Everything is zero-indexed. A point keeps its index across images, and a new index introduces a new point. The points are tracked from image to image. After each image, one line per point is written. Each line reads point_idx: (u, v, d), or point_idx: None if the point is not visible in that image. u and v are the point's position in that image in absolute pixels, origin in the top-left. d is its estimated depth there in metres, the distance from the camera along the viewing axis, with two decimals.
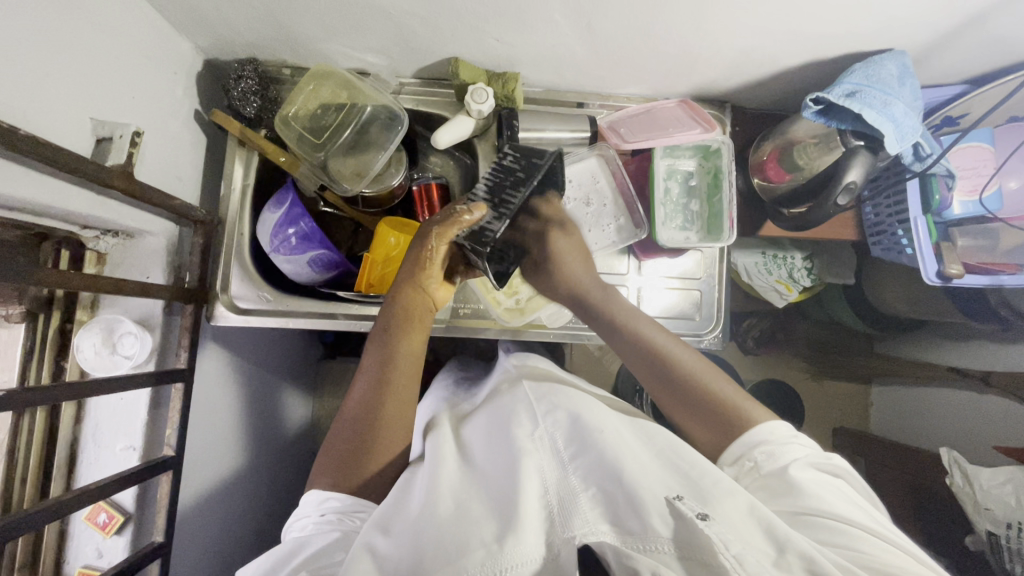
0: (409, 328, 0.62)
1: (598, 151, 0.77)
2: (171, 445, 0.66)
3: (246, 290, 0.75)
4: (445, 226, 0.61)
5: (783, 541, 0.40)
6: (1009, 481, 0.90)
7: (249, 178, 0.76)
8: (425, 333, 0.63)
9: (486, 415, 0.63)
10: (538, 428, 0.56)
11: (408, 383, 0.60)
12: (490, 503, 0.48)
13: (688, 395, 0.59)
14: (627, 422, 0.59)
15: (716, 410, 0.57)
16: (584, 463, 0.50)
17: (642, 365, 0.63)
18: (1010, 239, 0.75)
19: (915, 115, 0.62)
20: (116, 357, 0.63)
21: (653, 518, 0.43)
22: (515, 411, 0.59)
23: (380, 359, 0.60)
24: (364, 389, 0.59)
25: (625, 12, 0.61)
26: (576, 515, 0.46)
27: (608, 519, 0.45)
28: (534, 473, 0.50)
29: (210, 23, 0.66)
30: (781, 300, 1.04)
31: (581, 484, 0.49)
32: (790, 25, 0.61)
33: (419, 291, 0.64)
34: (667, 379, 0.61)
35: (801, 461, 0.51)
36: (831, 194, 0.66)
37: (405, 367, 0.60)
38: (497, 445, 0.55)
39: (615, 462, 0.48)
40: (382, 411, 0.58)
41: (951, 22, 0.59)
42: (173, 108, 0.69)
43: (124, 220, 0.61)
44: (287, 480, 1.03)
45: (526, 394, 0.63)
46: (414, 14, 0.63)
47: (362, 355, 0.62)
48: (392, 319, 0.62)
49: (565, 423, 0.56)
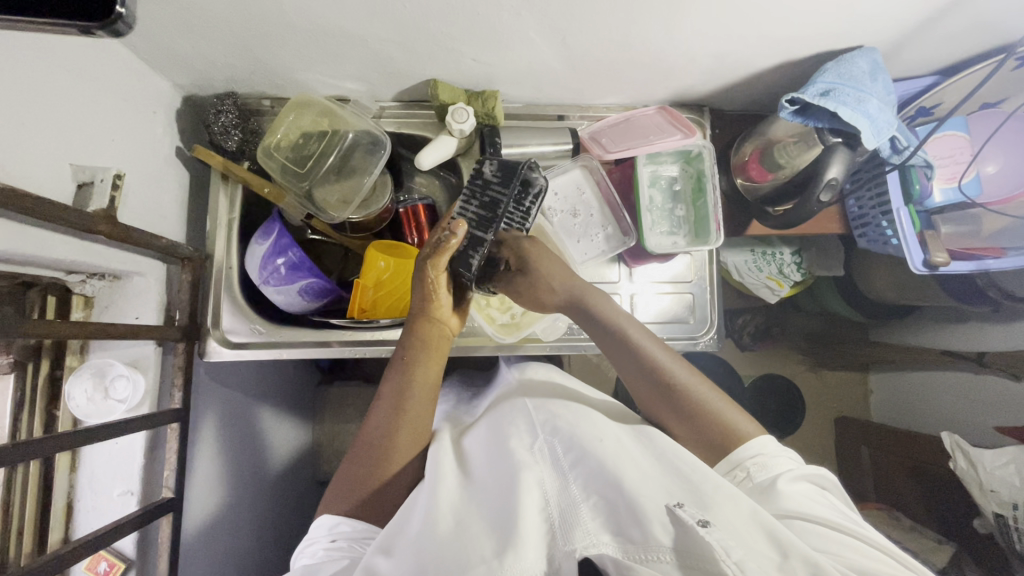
0: (427, 358, 0.63)
1: (581, 162, 0.77)
2: (170, 486, 0.65)
3: (238, 324, 0.74)
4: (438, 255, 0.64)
5: (786, 546, 0.40)
6: (1012, 461, 0.91)
7: (233, 212, 0.75)
8: (442, 362, 0.65)
9: (485, 428, 0.62)
10: (537, 441, 0.55)
11: (425, 409, 0.61)
12: (488, 518, 0.48)
13: (685, 410, 0.59)
14: (627, 428, 0.58)
15: (703, 417, 0.58)
16: (585, 471, 0.50)
17: (642, 380, 0.62)
18: (992, 223, 0.76)
19: (889, 109, 0.62)
20: (109, 402, 0.62)
21: (655, 527, 0.42)
22: (514, 423, 0.59)
23: (398, 388, 0.61)
24: (384, 410, 0.61)
25: (598, 25, 0.62)
26: (577, 527, 0.46)
27: (609, 529, 0.45)
28: (534, 485, 0.49)
29: (187, 61, 0.66)
30: (773, 296, 1.05)
31: (582, 494, 0.48)
32: (760, 28, 0.62)
33: (436, 321, 0.66)
34: (661, 389, 0.60)
35: (792, 473, 0.51)
36: (813, 191, 0.65)
37: (422, 394, 0.61)
38: (495, 459, 0.55)
39: (615, 471, 0.47)
40: (399, 430, 0.59)
41: (916, 18, 0.60)
42: (154, 147, 0.68)
43: (109, 264, 0.60)
44: (291, 510, 1.03)
45: (524, 406, 0.62)
46: (391, 40, 0.64)
47: (381, 383, 0.63)
48: (410, 350, 0.64)
49: (564, 433, 0.55)
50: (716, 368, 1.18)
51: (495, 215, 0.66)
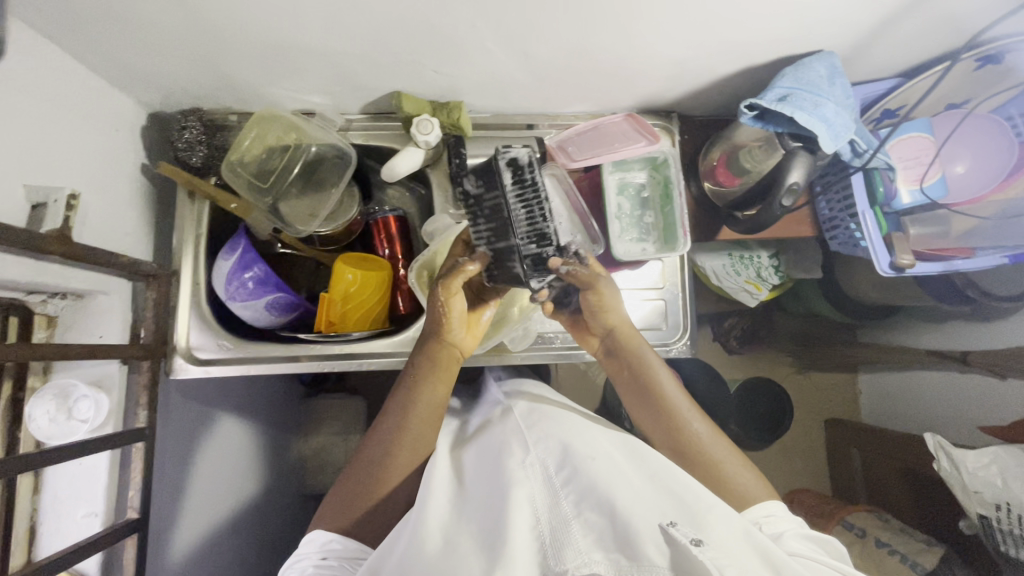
0: (435, 378, 0.65)
1: (549, 171, 0.75)
2: (135, 506, 0.64)
3: (205, 340, 0.74)
4: (448, 280, 0.62)
5: (779, 567, 0.41)
6: (993, 462, 0.90)
7: (201, 228, 0.75)
8: (449, 384, 0.66)
9: (478, 447, 0.61)
10: (530, 457, 0.55)
11: (427, 428, 0.63)
12: (478, 536, 0.47)
13: (696, 463, 0.60)
14: (618, 444, 0.59)
15: (713, 474, 0.59)
16: (578, 488, 0.49)
17: (660, 426, 0.64)
18: (960, 224, 0.77)
19: (846, 113, 0.62)
20: (71, 422, 0.61)
21: (647, 546, 0.42)
22: (508, 443, 0.58)
23: (403, 403, 0.63)
24: (388, 426, 0.63)
25: (556, 34, 0.62)
26: (568, 545, 0.44)
27: (601, 546, 0.44)
28: (526, 502, 0.48)
29: (148, 78, 0.66)
30: (752, 300, 1.05)
31: (574, 511, 0.47)
32: (717, 33, 0.62)
33: (445, 343, 0.66)
34: (677, 440, 0.62)
35: (796, 532, 0.53)
36: (775, 196, 0.65)
37: (427, 412, 0.63)
38: (486, 478, 0.54)
39: (609, 491, 0.47)
40: (401, 445, 0.61)
41: (871, 21, 0.60)
42: (117, 164, 0.68)
43: (70, 284, 0.60)
44: (275, 526, 1.02)
45: (516, 426, 0.62)
46: (350, 53, 0.64)
47: (389, 399, 0.66)
48: (419, 368, 0.65)
49: (557, 452, 0.55)
50: (702, 373, 1.19)
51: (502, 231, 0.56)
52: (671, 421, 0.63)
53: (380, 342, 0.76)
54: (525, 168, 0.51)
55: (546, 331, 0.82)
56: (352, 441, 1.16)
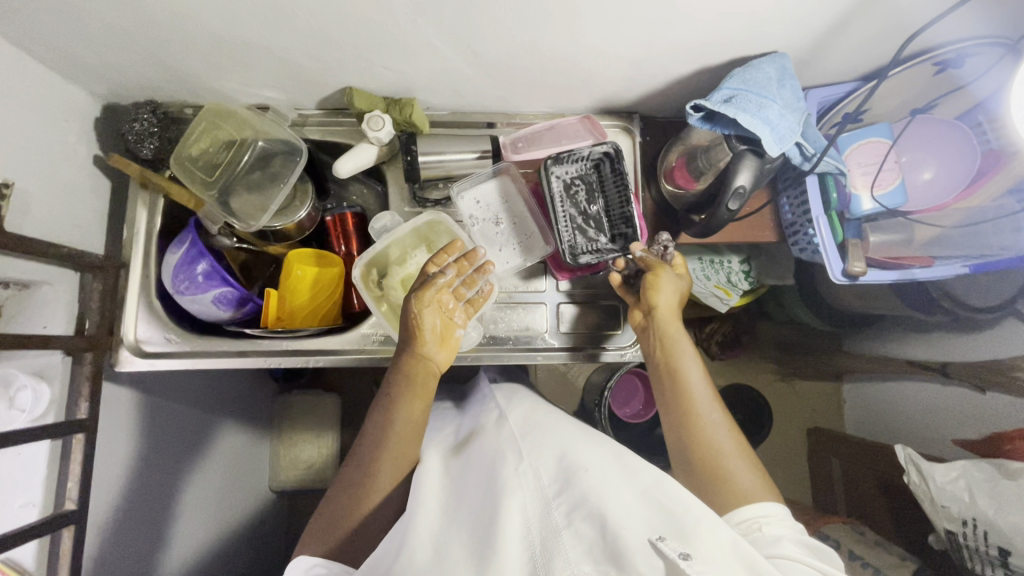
0: (411, 396, 0.63)
1: (500, 171, 0.76)
2: (74, 498, 0.64)
3: (153, 332, 0.74)
4: (421, 290, 0.65)
5: None
6: (961, 476, 0.87)
7: (154, 220, 0.76)
8: (427, 400, 0.64)
9: (473, 452, 0.60)
10: (523, 464, 0.54)
11: (406, 445, 0.61)
12: (469, 544, 0.47)
13: (697, 459, 0.60)
14: (610, 450, 0.55)
15: (714, 471, 0.58)
16: (569, 500, 0.48)
17: (672, 419, 0.63)
18: (924, 233, 0.76)
19: (790, 115, 0.61)
20: (12, 411, 0.60)
21: (640, 565, 0.40)
22: (501, 451, 0.57)
23: (381, 423, 0.62)
24: (365, 447, 0.62)
25: (502, 32, 0.61)
26: (559, 556, 0.44)
27: (591, 558, 0.43)
28: (517, 512, 0.48)
29: (97, 69, 0.66)
30: (722, 306, 1.01)
31: (565, 520, 0.46)
32: (666, 34, 0.61)
33: (419, 357, 0.65)
34: (685, 433, 0.61)
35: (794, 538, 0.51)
36: (722, 200, 0.63)
37: (404, 432, 0.61)
38: (479, 488, 0.53)
39: (599, 502, 0.46)
40: (378, 468, 0.60)
41: (821, 24, 0.59)
42: (67, 156, 0.68)
43: (10, 274, 0.59)
44: (240, 520, 1.01)
45: (511, 433, 0.60)
46: (296, 48, 0.63)
47: (368, 418, 0.65)
48: (394, 385, 0.64)
49: (552, 460, 0.53)
50: None
51: (624, 206, 0.73)
52: (682, 414, 0.62)
53: (328, 340, 0.76)
54: (619, 158, 0.72)
55: (496, 333, 0.79)
56: (322, 437, 1.15)
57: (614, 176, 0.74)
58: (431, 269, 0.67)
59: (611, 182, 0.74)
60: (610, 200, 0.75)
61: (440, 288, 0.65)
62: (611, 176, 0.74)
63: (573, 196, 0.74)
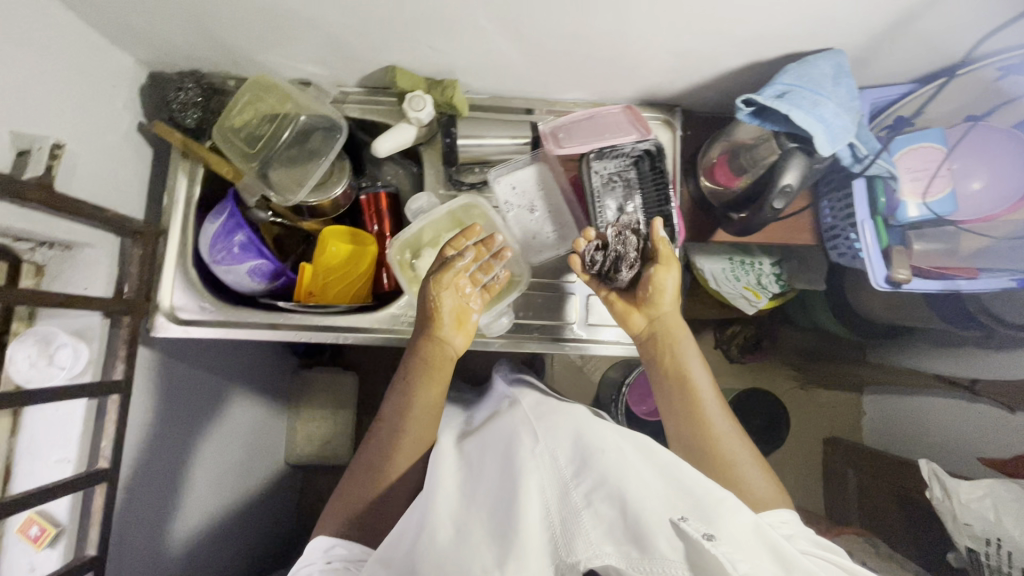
0: (428, 380, 0.63)
1: (538, 159, 0.77)
2: (107, 456, 0.65)
3: (188, 300, 0.75)
4: (441, 273, 0.65)
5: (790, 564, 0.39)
6: (988, 494, 0.85)
7: (193, 189, 0.76)
8: (444, 382, 0.65)
9: (485, 435, 0.59)
10: (539, 445, 0.52)
11: (425, 426, 0.62)
12: (490, 524, 0.48)
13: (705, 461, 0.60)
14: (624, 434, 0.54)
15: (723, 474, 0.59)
16: (587, 482, 0.47)
17: (679, 422, 0.63)
18: (969, 243, 0.73)
19: (846, 115, 0.60)
20: (50, 368, 0.61)
21: (659, 538, 0.41)
22: (514, 431, 0.55)
23: (399, 405, 0.63)
24: (384, 430, 0.62)
25: (552, 17, 0.60)
26: (580, 536, 0.45)
27: (611, 538, 0.44)
28: (536, 494, 0.48)
29: (146, 37, 0.67)
30: (750, 307, 1.02)
31: (584, 500, 0.46)
32: (718, 25, 0.60)
33: (435, 339, 0.65)
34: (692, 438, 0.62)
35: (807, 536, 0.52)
36: (766, 198, 0.62)
37: (422, 415, 0.62)
38: (496, 468, 0.53)
39: (619, 483, 0.45)
40: (396, 451, 0.61)
41: (881, 21, 0.57)
42: (112, 121, 0.69)
43: (56, 233, 0.60)
44: (255, 489, 1.03)
45: (524, 414, 0.59)
46: (343, 24, 0.63)
47: (385, 400, 0.65)
48: (411, 368, 0.64)
49: (569, 442, 0.52)
50: None
51: (661, 204, 0.72)
52: (691, 418, 0.63)
53: (358, 318, 0.76)
54: (660, 155, 0.71)
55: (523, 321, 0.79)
56: (340, 415, 1.17)
57: (654, 171, 0.73)
58: (449, 251, 0.67)
59: (651, 179, 0.73)
60: (648, 197, 0.73)
61: (459, 271, 0.65)
62: (648, 171, 0.73)
63: (609, 188, 0.73)
